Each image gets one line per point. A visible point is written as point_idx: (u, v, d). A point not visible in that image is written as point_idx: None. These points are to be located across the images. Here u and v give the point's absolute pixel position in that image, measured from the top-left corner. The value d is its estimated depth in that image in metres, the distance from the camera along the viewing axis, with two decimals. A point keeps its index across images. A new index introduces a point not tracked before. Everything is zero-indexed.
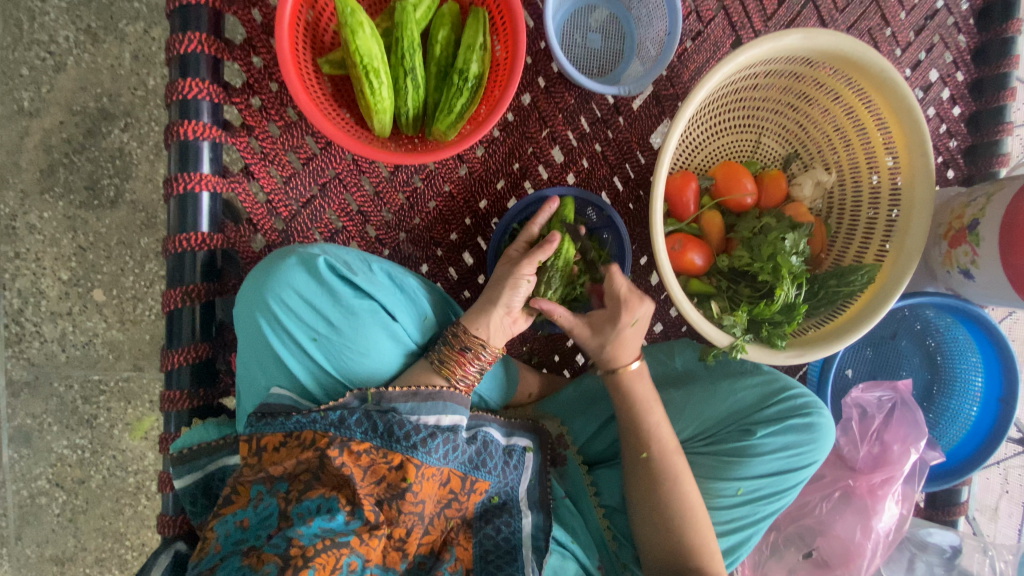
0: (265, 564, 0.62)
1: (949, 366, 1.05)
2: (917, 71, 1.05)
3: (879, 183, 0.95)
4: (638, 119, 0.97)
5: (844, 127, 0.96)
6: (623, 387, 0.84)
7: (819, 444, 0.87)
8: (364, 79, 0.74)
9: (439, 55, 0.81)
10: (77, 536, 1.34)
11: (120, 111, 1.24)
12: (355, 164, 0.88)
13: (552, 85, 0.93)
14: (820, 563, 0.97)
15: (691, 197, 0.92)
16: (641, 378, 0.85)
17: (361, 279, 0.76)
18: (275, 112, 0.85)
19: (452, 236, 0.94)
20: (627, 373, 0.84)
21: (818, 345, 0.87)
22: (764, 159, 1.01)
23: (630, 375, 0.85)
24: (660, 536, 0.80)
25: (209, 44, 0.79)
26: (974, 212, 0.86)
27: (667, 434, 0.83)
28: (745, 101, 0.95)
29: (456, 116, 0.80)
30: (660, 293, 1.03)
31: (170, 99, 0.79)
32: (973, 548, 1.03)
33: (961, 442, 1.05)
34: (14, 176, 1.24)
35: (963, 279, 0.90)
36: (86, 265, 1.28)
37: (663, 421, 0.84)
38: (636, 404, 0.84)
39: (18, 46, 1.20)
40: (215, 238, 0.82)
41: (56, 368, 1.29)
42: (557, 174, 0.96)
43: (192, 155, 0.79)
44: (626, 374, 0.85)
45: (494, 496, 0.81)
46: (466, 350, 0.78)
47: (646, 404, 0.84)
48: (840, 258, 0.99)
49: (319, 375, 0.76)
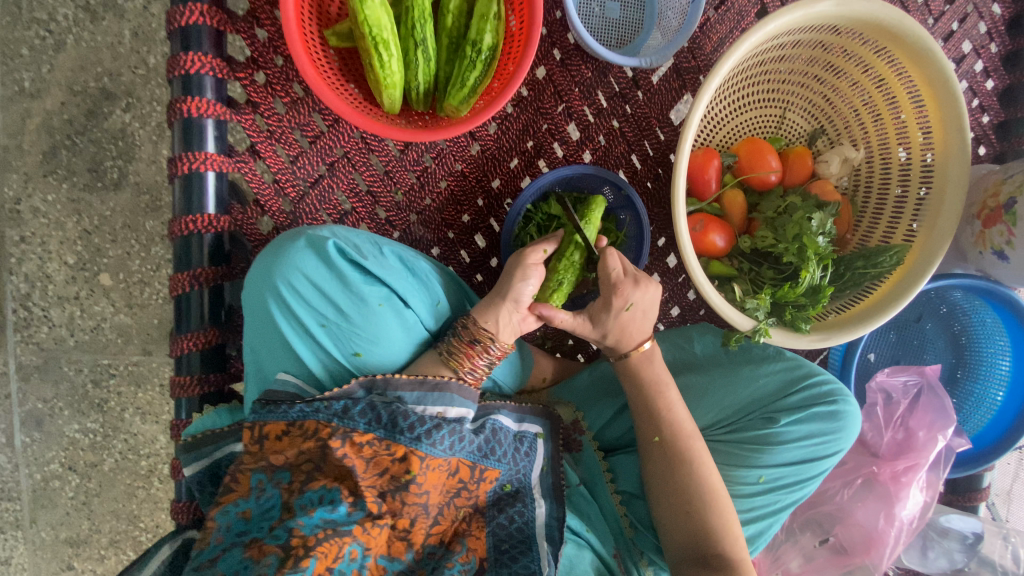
0: (267, 556, 0.60)
1: (974, 350, 1.02)
2: (951, 42, 0.99)
3: (909, 159, 0.91)
4: (658, 93, 0.93)
5: (874, 101, 0.92)
6: (632, 371, 0.82)
7: (844, 432, 0.85)
8: (372, 52, 0.71)
9: (451, 25, 0.77)
10: (92, 519, 1.34)
11: (122, 91, 1.20)
12: (364, 142, 0.85)
13: (569, 58, 0.89)
14: (838, 549, 0.95)
15: (713, 175, 0.89)
16: (650, 361, 0.83)
17: (372, 263, 0.74)
18: (281, 88, 0.81)
19: (464, 217, 0.91)
20: (639, 357, 0.82)
21: (841, 330, 0.85)
22: (789, 135, 0.96)
23: (639, 359, 0.83)
24: (679, 522, 0.78)
25: (211, 16, 0.75)
26: (1011, 189, 0.83)
27: (682, 420, 0.81)
28: (771, 74, 0.90)
29: (469, 90, 0.76)
30: (677, 276, 1.00)
31: (172, 74, 0.75)
32: (994, 533, 1.03)
33: (986, 427, 1.02)
34: (16, 157, 1.21)
35: (996, 260, 0.87)
36: (92, 249, 1.26)
37: (677, 404, 0.81)
38: (647, 389, 0.81)
39: (17, 23, 1.16)
40: (222, 220, 0.79)
41: (66, 353, 1.28)
42: (572, 153, 0.92)
43: (196, 133, 0.76)
44: (637, 355, 0.83)
45: (506, 484, 0.79)
46: (475, 343, 0.75)
47: (659, 386, 0.81)
48: (866, 238, 0.95)
49: (327, 363, 0.74)
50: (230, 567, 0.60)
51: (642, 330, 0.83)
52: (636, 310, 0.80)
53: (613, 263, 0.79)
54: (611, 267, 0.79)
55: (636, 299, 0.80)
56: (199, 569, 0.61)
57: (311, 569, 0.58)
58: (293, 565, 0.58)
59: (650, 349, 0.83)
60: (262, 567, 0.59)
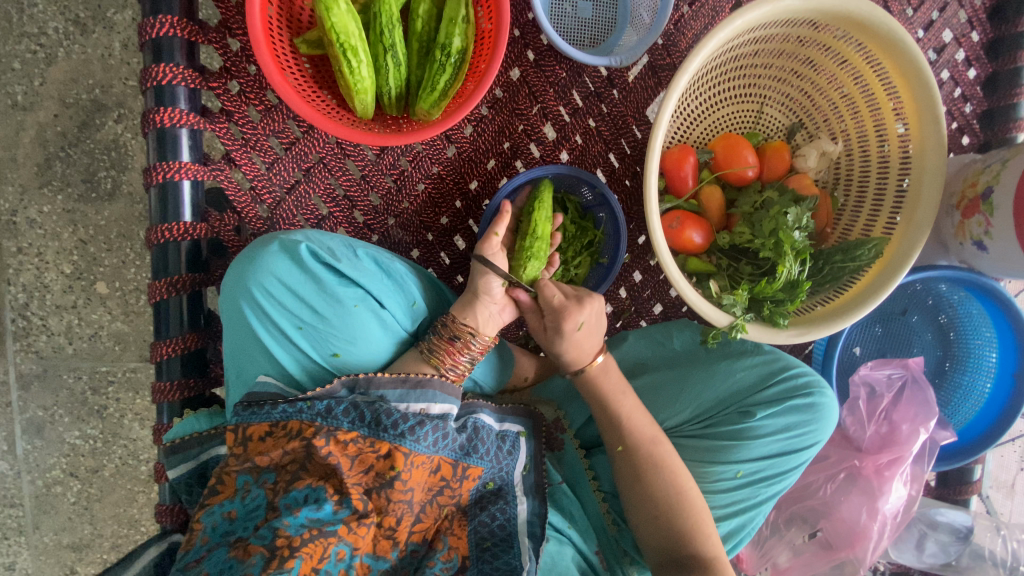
0: (251, 556, 0.62)
1: (962, 342, 1.01)
2: (930, 32, 0.98)
3: (888, 152, 0.90)
4: (633, 91, 0.93)
5: (852, 94, 0.91)
6: (587, 385, 0.82)
7: (821, 424, 0.85)
8: (341, 58, 0.72)
9: (421, 30, 0.78)
10: (94, 524, 1.37)
11: (113, 102, 1.23)
12: (339, 147, 0.86)
13: (542, 59, 0.90)
14: (825, 544, 0.95)
15: (690, 171, 0.89)
16: (606, 373, 0.83)
17: (345, 265, 0.75)
18: (255, 96, 0.83)
19: (442, 220, 0.92)
20: (591, 371, 0.82)
21: (820, 325, 0.84)
22: (766, 130, 0.96)
23: (594, 372, 0.83)
24: (653, 523, 0.78)
25: (182, 27, 0.76)
26: (988, 179, 0.82)
27: (641, 428, 0.80)
28: (746, 70, 0.90)
29: (440, 93, 0.77)
30: (658, 274, 1.00)
31: (145, 85, 0.77)
32: (985, 527, 1.02)
33: (973, 420, 1.01)
34: (11, 170, 1.24)
35: (977, 251, 0.86)
36: (88, 258, 1.28)
37: (634, 411, 0.81)
38: (602, 400, 0.82)
39: (9, 39, 1.19)
40: (198, 228, 0.81)
41: (64, 361, 1.31)
42: (549, 153, 0.93)
43: (170, 143, 0.78)
44: (592, 369, 0.83)
45: (489, 482, 0.79)
46: (455, 340, 0.77)
47: (617, 394, 0.82)
48: (847, 232, 0.95)
49: (305, 365, 0.75)
50: (216, 566, 0.63)
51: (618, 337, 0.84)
52: (587, 328, 0.81)
53: (551, 292, 0.81)
54: (551, 296, 0.81)
55: (584, 319, 0.81)
56: (185, 569, 0.64)
57: (296, 570, 0.60)
58: (278, 565, 0.59)
59: (603, 361, 0.83)
60: (248, 566, 0.61)
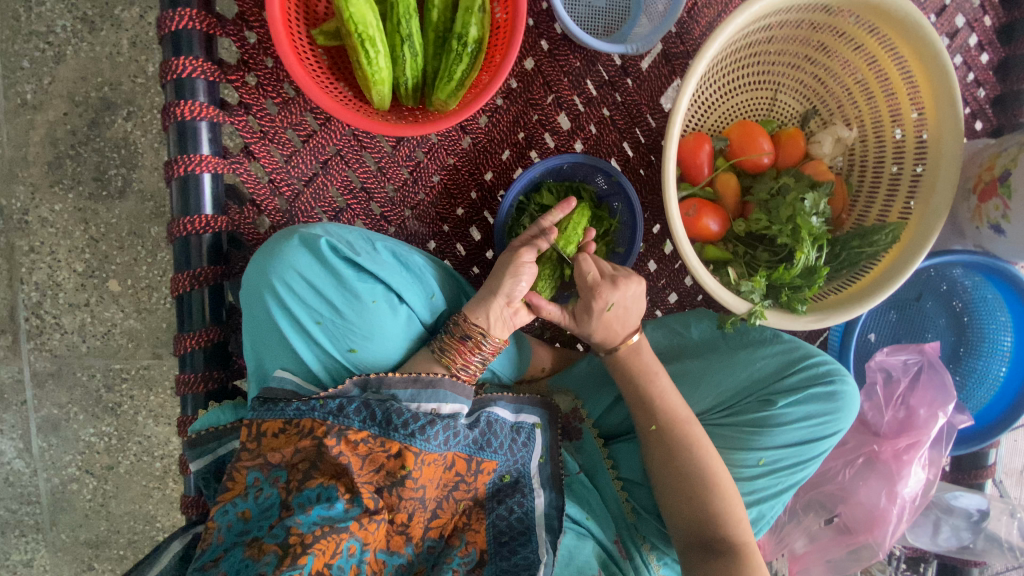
0: (266, 554, 0.62)
1: (976, 327, 1.01)
2: (943, 17, 0.98)
3: (903, 138, 0.90)
4: (647, 79, 0.93)
5: (866, 79, 0.91)
6: (622, 365, 0.83)
7: (842, 413, 0.85)
8: (359, 49, 0.72)
9: (437, 20, 0.78)
10: (110, 520, 1.38)
11: (122, 99, 1.23)
12: (356, 139, 0.87)
13: (556, 48, 0.90)
14: (842, 529, 0.97)
15: (705, 159, 0.89)
16: (638, 353, 0.83)
17: (365, 259, 0.75)
18: (272, 89, 0.83)
19: (458, 211, 0.92)
20: (628, 349, 0.83)
21: (839, 310, 0.84)
22: (781, 117, 0.96)
23: (628, 351, 0.83)
24: (681, 507, 0.79)
25: (200, 20, 0.76)
26: (1005, 162, 0.82)
27: (676, 406, 0.81)
28: (761, 56, 0.90)
29: (456, 83, 0.77)
30: (673, 262, 1.01)
31: (165, 79, 0.77)
32: (1001, 510, 1.03)
33: (989, 403, 1.01)
34: (23, 169, 1.24)
35: (994, 235, 0.87)
36: (99, 256, 1.28)
37: (668, 391, 0.82)
38: (637, 378, 0.82)
39: (17, 37, 1.19)
40: (220, 220, 0.81)
41: (78, 358, 1.31)
42: (564, 143, 0.93)
43: (190, 137, 0.78)
44: (626, 348, 0.83)
45: (505, 475, 0.79)
46: (466, 339, 0.76)
47: (651, 373, 0.82)
48: (862, 217, 0.95)
49: (325, 360, 0.76)
50: (231, 566, 0.63)
51: (629, 323, 0.83)
52: (619, 308, 0.81)
53: (588, 268, 0.82)
54: (587, 271, 0.81)
55: (616, 299, 0.81)
56: (202, 569, 0.64)
57: (309, 566, 0.61)
58: (291, 563, 0.60)
59: (638, 341, 0.83)
60: (262, 564, 0.61)
